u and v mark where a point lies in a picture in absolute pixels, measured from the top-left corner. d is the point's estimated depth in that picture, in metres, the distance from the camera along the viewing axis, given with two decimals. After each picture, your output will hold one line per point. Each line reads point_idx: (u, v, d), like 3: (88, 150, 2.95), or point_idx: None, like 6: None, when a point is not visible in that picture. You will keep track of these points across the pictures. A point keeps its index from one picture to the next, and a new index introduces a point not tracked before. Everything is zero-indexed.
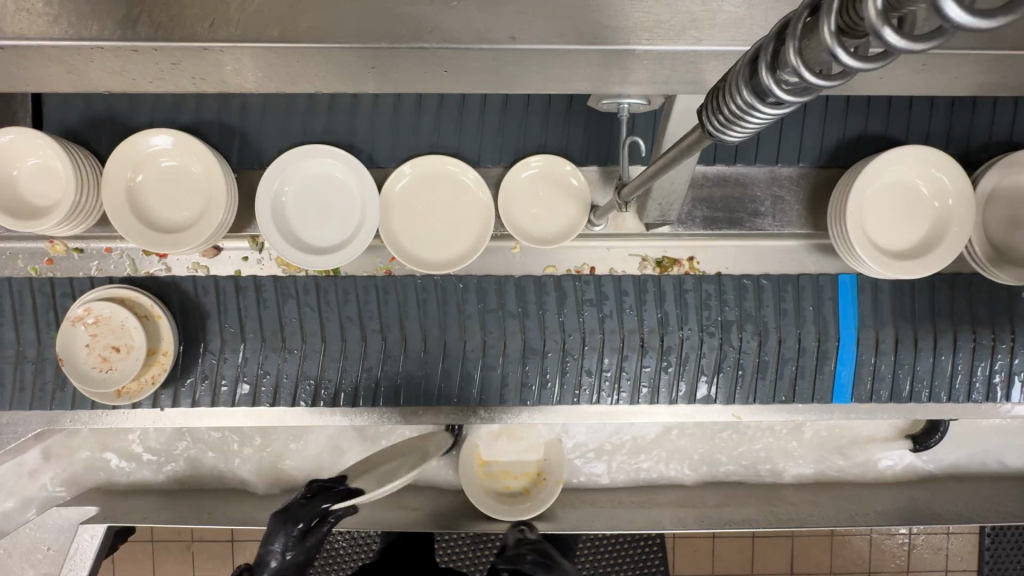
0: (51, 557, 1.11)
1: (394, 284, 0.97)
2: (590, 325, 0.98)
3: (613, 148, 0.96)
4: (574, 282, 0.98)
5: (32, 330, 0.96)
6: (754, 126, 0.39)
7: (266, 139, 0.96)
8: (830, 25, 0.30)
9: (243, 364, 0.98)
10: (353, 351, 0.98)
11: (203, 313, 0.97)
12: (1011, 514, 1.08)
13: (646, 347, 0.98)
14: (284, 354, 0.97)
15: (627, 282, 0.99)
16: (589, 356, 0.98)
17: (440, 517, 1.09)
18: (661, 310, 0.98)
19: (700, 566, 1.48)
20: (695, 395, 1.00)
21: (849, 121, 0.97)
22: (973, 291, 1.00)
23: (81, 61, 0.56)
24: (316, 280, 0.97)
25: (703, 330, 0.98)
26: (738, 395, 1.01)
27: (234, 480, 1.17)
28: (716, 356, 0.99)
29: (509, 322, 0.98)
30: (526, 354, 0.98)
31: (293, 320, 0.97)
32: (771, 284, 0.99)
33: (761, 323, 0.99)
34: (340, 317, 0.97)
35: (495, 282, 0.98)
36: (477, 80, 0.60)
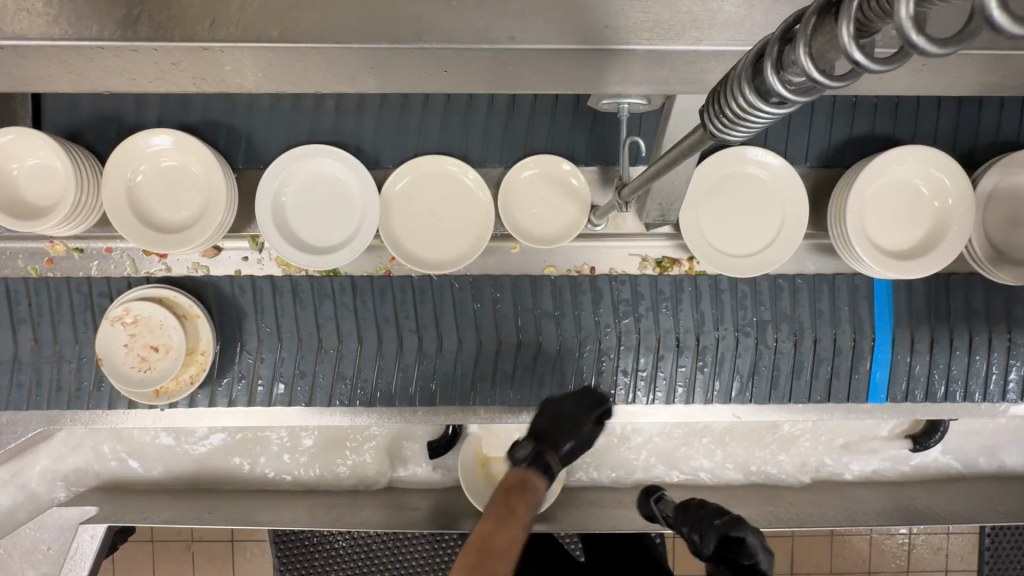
0: (51, 558, 1.12)
1: (430, 283, 0.97)
2: (625, 325, 0.98)
3: (612, 148, 0.96)
4: (609, 282, 0.98)
5: (71, 329, 0.97)
6: (755, 126, 0.39)
7: (265, 139, 0.96)
8: (847, 26, 0.30)
9: (281, 364, 0.98)
10: (389, 351, 0.98)
11: (240, 313, 0.97)
12: (1011, 513, 1.08)
13: (681, 346, 0.99)
14: (321, 354, 0.98)
15: (664, 283, 0.99)
16: (625, 355, 0.99)
17: (441, 517, 1.09)
18: (698, 312, 0.98)
19: (699, 566, 1.48)
20: (731, 396, 1.01)
21: (847, 121, 0.97)
22: (975, 291, 1.00)
23: (80, 61, 0.56)
24: (353, 280, 0.97)
25: (739, 330, 0.99)
26: (772, 395, 1.01)
27: (235, 479, 1.17)
28: (751, 356, 1.00)
29: (546, 322, 0.98)
30: (561, 354, 0.98)
31: (329, 321, 0.97)
32: (806, 284, 0.99)
33: (796, 324, 0.99)
34: (376, 317, 0.98)
35: (530, 282, 0.98)
36: (479, 79, 0.60)
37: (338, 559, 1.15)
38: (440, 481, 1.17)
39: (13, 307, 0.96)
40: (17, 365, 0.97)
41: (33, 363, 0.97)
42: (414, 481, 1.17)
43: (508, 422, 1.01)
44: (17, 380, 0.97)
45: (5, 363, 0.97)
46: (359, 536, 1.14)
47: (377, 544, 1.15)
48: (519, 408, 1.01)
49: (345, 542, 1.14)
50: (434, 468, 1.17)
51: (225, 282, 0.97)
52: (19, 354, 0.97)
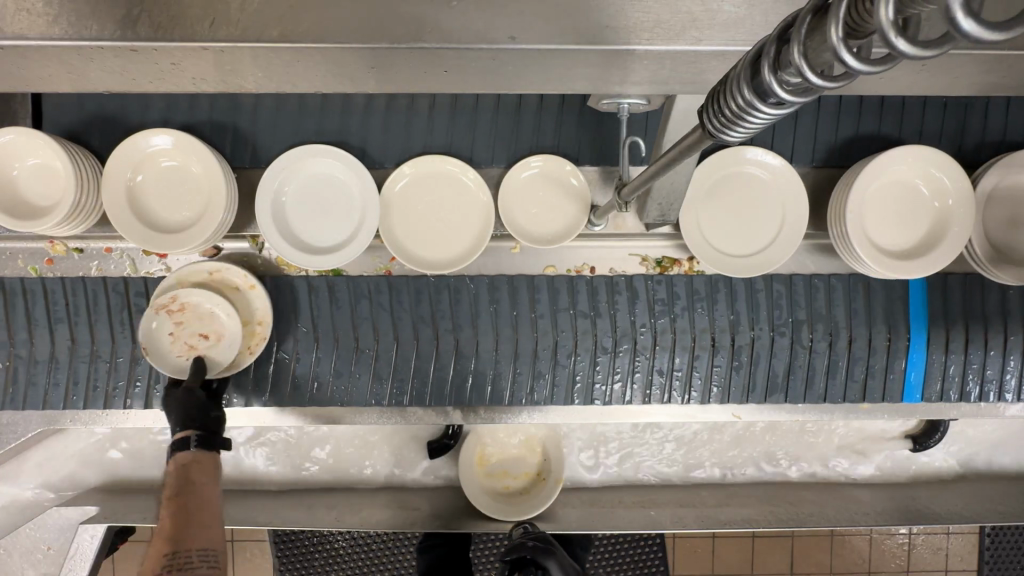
0: (51, 557, 1.13)
1: (469, 282, 0.97)
2: (661, 325, 0.98)
3: (611, 148, 0.96)
4: (646, 281, 0.98)
5: (107, 329, 0.96)
6: (755, 126, 0.39)
7: (265, 139, 0.96)
8: (837, 30, 0.30)
9: (316, 364, 0.97)
10: (425, 351, 0.97)
11: (275, 312, 0.97)
12: (1011, 514, 1.08)
13: (717, 346, 0.98)
14: (357, 354, 0.97)
15: (699, 282, 0.98)
16: (661, 354, 0.98)
17: (441, 517, 1.09)
18: (733, 311, 0.98)
19: (700, 566, 1.48)
20: (766, 395, 1.01)
21: (846, 121, 0.97)
22: (977, 291, 1.00)
23: (80, 61, 0.56)
24: (388, 279, 0.97)
25: (775, 330, 0.99)
26: (807, 396, 1.01)
27: (233, 480, 1.17)
28: (787, 357, 0.99)
29: (582, 322, 0.97)
30: (597, 353, 0.98)
31: (365, 321, 0.97)
32: (841, 284, 0.99)
33: (832, 323, 0.99)
34: (412, 317, 0.97)
35: (566, 281, 0.98)
36: (479, 80, 0.60)
37: (338, 559, 1.15)
38: (441, 482, 1.17)
39: (49, 306, 0.96)
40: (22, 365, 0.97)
41: (69, 363, 0.97)
42: (413, 481, 1.17)
43: (508, 422, 1.01)
44: (14, 380, 0.97)
45: (41, 362, 0.97)
46: (359, 536, 1.14)
47: (377, 544, 1.15)
48: (519, 408, 1.01)
49: (345, 541, 1.14)
50: (434, 469, 1.17)
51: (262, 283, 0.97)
52: (54, 353, 0.96)
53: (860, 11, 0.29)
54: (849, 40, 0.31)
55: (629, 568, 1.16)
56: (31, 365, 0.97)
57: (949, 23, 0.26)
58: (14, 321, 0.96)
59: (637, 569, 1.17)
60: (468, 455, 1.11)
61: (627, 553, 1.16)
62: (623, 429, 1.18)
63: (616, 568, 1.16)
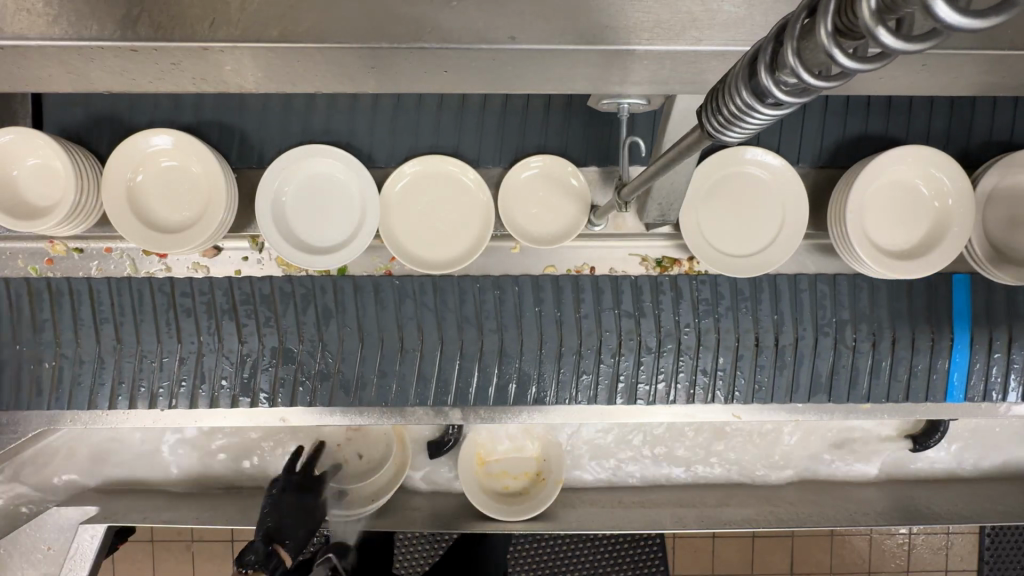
0: (51, 557, 1.14)
1: (513, 283, 0.97)
2: (705, 324, 0.98)
3: (611, 148, 0.96)
4: (690, 282, 0.98)
5: (153, 329, 0.96)
6: (754, 127, 0.39)
7: (265, 139, 0.96)
8: (827, 27, 0.30)
9: (361, 364, 0.97)
10: (470, 351, 0.97)
11: (320, 312, 0.96)
12: (1011, 513, 1.08)
13: (760, 345, 0.98)
14: (402, 355, 0.97)
15: (744, 283, 0.98)
16: (705, 353, 0.98)
17: (441, 518, 1.09)
18: (777, 311, 0.99)
19: (700, 565, 1.48)
20: (811, 395, 1.01)
21: (846, 121, 0.97)
22: (981, 291, 1.00)
23: (80, 61, 0.56)
24: (433, 280, 0.97)
25: (818, 330, 0.99)
26: (851, 396, 1.01)
27: (232, 479, 1.17)
28: (830, 357, 1.00)
29: (626, 321, 0.97)
30: (641, 353, 0.98)
31: (411, 321, 0.97)
32: (884, 285, 0.99)
33: (875, 323, 0.99)
34: (457, 318, 0.97)
35: (611, 282, 0.98)
36: (481, 81, 0.60)
37: None
38: (441, 482, 1.18)
39: (95, 308, 0.96)
40: (24, 367, 0.96)
41: (115, 362, 0.96)
42: (413, 482, 1.17)
43: (508, 422, 1.01)
44: (11, 381, 0.97)
45: (87, 363, 0.96)
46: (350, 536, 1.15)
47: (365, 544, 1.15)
48: (519, 409, 1.01)
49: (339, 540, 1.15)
50: (434, 469, 1.17)
51: (307, 282, 0.96)
52: (101, 354, 0.96)
53: (850, 8, 0.29)
54: (841, 39, 0.31)
55: (629, 568, 1.16)
56: (76, 365, 0.96)
57: (927, 13, 0.26)
58: (61, 322, 0.96)
59: (638, 569, 1.16)
60: (468, 455, 1.12)
61: (627, 554, 1.16)
62: (623, 430, 1.18)
63: (616, 567, 1.16)
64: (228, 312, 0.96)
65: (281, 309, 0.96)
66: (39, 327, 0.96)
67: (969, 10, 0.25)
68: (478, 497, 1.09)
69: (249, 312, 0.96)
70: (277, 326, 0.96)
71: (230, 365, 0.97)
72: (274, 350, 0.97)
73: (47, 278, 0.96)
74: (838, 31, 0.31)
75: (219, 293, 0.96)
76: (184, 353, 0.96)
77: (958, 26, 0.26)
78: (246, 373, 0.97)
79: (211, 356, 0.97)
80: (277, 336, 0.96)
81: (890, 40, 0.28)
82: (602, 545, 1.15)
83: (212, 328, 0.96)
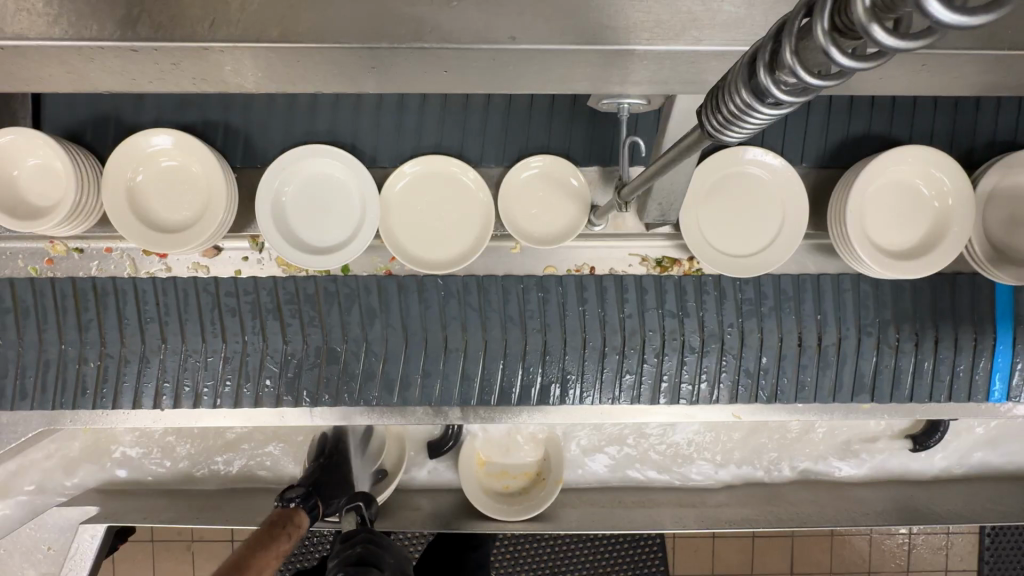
0: (51, 557, 1.16)
1: (558, 283, 0.98)
2: (748, 325, 0.98)
3: (611, 147, 0.96)
4: (734, 282, 0.98)
5: (197, 327, 0.96)
6: (753, 126, 0.39)
7: (265, 139, 0.96)
8: (824, 25, 0.30)
9: (405, 364, 0.97)
10: (514, 351, 0.97)
11: (365, 312, 0.97)
12: (1012, 513, 1.08)
13: (803, 345, 0.99)
14: (446, 355, 0.97)
15: (787, 282, 0.99)
16: (748, 353, 0.98)
17: (441, 517, 1.09)
18: (820, 311, 0.99)
19: (700, 565, 1.49)
20: (853, 395, 1.01)
21: (844, 121, 0.98)
22: (982, 291, 1.00)
23: (80, 61, 0.56)
24: (477, 280, 0.97)
25: (861, 330, 0.99)
26: (895, 396, 1.01)
27: (232, 479, 1.17)
28: (873, 358, 1.00)
29: (670, 321, 0.98)
30: (684, 353, 0.98)
31: (455, 321, 0.97)
32: (927, 284, 0.99)
33: (918, 323, 0.99)
34: (502, 317, 0.97)
35: (654, 281, 0.98)
36: (481, 80, 0.60)
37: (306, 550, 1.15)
38: (441, 482, 1.17)
39: (140, 307, 0.96)
40: (24, 366, 0.96)
41: (159, 358, 0.96)
42: (413, 482, 1.17)
43: (508, 422, 1.01)
44: (11, 381, 0.96)
45: (132, 362, 0.96)
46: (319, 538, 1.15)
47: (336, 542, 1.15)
48: (518, 408, 1.01)
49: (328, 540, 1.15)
50: (434, 469, 1.17)
51: (351, 282, 0.97)
52: (146, 351, 0.96)
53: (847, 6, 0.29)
54: (839, 38, 0.31)
55: (629, 568, 1.16)
56: (121, 364, 0.96)
57: (921, 10, 0.26)
58: (105, 320, 0.96)
59: (638, 569, 1.17)
60: (468, 455, 1.12)
61: (627, 553, 1.16)
62: (623, 429, 1.18)
63: (615, 567, 1.16)
64: (272, 312, 0.96)
65: (325, 308, 0.97)
66: (84, 327, 0.96)
67: (964, 7, 0.25)
68: (478, 497, 1.09)
69: (293, 312, 0.96)
70: (321, 325, 0.97)
71: (275, 365, 0.97)
72: (318, 349, 0.97)
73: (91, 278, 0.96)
74: (836, 30, 0.31)
75: (264, 293, 0.96)
76: (228, 352, 0.97)
77: (952, 24, 0.26)
78: (290, 373, 0.97)
79: (254, 355, 0.97)
80: (322, 336, 0.96)
81: (885, 38, 0.28)
82: (602, 545, 1.15)
83: (255, 327, 0.97)
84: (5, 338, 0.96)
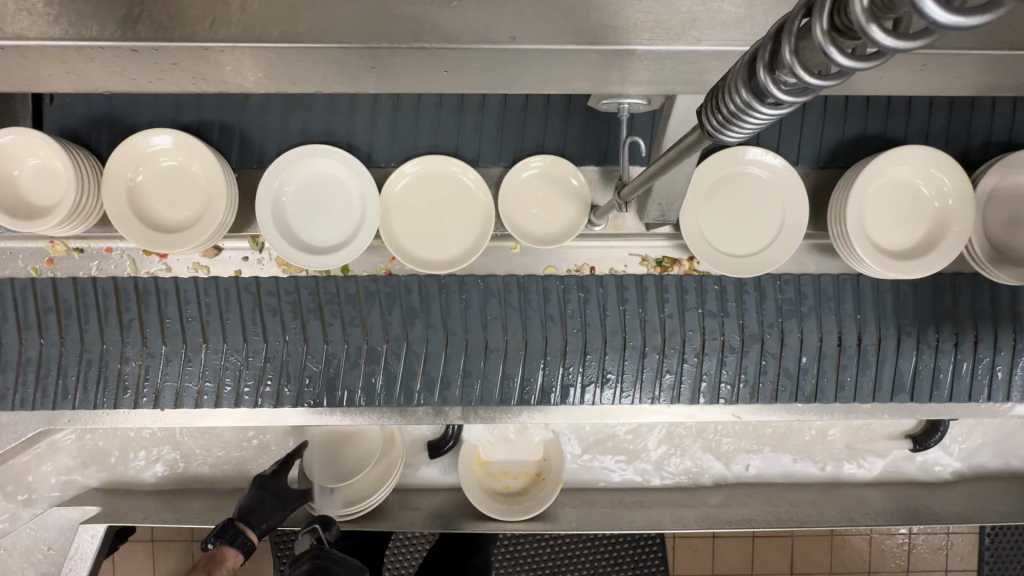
0: (51, 558, 1.17)
1: (598, 283, 0.98)
2: (788, 325, 0.98)
3: (611, 148, 0.96)
4: (774, 281, 0.99)
5: (239, 326, 0.96)
6: (753, 126, 0.39)
7: (264, 139, 0.96)
8: (823, 25, 0.30)
9: (445, 365, 0.97)
10: (555, 350, 0.97)
11: (406, 312, 0.97)
12: (1012, 513, 1.08)
13: (843, 346, 0.99)
14: (486, 355, 0.97)
15: (827, 282, 0.99)
16: (788, 353, 0.99)
17: (441, 517, 1.09)
18: (860, 311, 0.99)
19: (701, 566, 1.49)
20: (892, 395, 1.01)
21: (842, 122, 0.97)
22: (984, 291, 1.00)
23: (81, 60, 0.56)
24: (518, 280, 0.98)
25: (901, 330, 0.99)
26: (934, 396, 1.02)
27: (231, 479, 1.17)
28: (913, 358, 1.00)
29: (710, 321, 0.98)
30: (724, 353, 0.98)
31: (497, 319, 0.97)
32: (968, 283, 0.99)
33: (957, 323, 0.99)
34: (542, 317, 0.97)
35: (695, 282, 0.98)
36: (480, 80, 0.60)
37: None
38: (441, 482, 1.17)
39: (182, 306, 0.96)
40: (24, 366, 0.96)
41: (201, 358, 0.97)
42: (412, 482, 1.17)
43: (508, 422, 1.01)
44: (9, 383, 0.96)
45: (174, 360, 0.96)
46: None
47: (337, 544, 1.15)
48: (518, 408, 1.01)
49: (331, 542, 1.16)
50: (433, 469, 1.17)
51: (392, 282, 0.97)
52: (188, 351, 0.96)
53: (845, 6, 0.29)
54: (839, 38, 0.31)
55: (629, 568, 1.16)
56: (164, 364, 0.96)
57: (917, 10, 0.26)
58: (147, 320, 0.96)
59: (639, 569, 1.16)
60: (468, 454, 1.12)
61: (627, 553, 1.16)
62: (623, 429, 1.18)
63: (615, 567, 1.16)
64: (313, 311, 0.97)
65: (366, 309, 0.97)
66: (125, 327, 0.96)
67: (960, 8, 0.25)
68: (478, 499, 1.09)
69: (334, 312, 0.97)
70: (363, 325, 0.97)
71: (316, 364, 0.97)
72: (359, 349, 0.97)
73: (134, 277, 0.96)
74: (836, 29, 0.31)
75: (305, 293, 0.97)
76: (271, 351, 0.97)
77: (948, 24, 0.26)
78: (331, 373, 0.97)
79: (296, 356, 0.97)
80: (363, 336, 0.97)
81: (884, 37, 0.28)
82: (603, 545, 1.16)
83: (297, 327, 0.97)
84: (47, 338, 0.96)
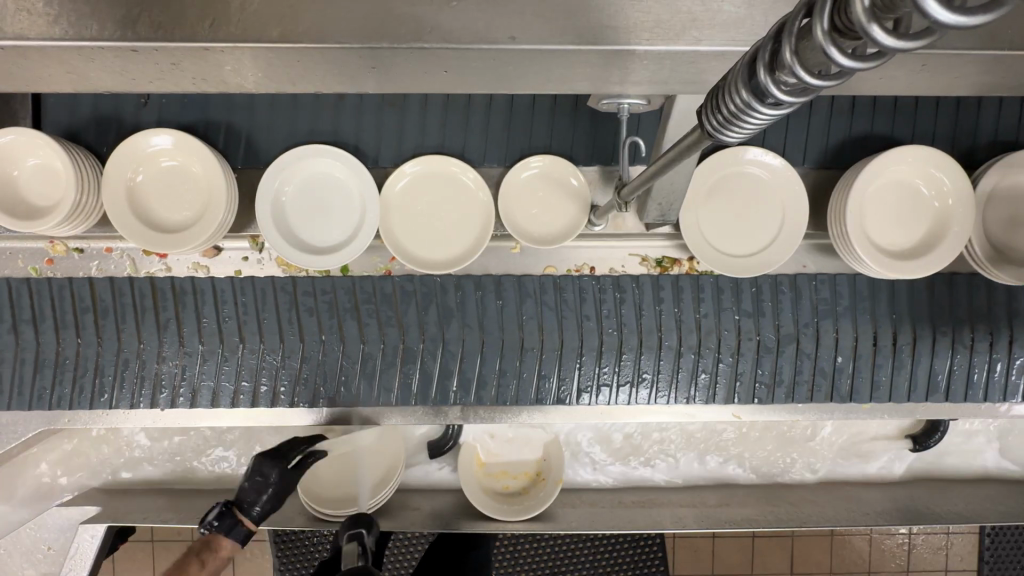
0: (51, 557, 1.16)
1: (634, 283, 0.98)
2: (824, 324, 0.98)
3: (610, 147, 0.96)
4: (810, 282, 0.99)
5: (276, 326, 0.96)
6: (754, 126, 0.39)
7: (264, 139, 0.96)
8: (824, 26, 0.30)
9: (482, 365, 0.97)
10: (591, 349, 0.97)
11: (442, 312, 0.97)
12: (1013, 513, 1.08)
13: (879, 346, 0.99)
14: (523, 354, 0.97)
15: (863, 282, 0.99)
16: (823, 353, 0.99)
17: (440, 517, 1.09)
18: (894, 311, 0.99)
19: (700, 566, 1.49)
20: (928, 395, 1.01)
21: (841, 121, 0.97)
22: (988, 292, 0.99)
23: (80, 60, 0.56)
24: (555, 280, 0.98)
25: (936, 330, 0.99)
26: (968, 397, 1.02)
27: (230, 479, 1.17)
28: (948, 358, 1.00)
29: (745, 321, 0.98)
30: (759, 353, 0.98)
31: (533, 319, 0.97)
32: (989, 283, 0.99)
33: (992, 322, 0.99)
34: (578, 317, 0.97)
35: (732, 282, 0.98)
36: (480, 80, 0.60)
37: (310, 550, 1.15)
38: (441, 482, 1.17)
39: (219, 306, 0.96)
40: (24, 366, 0.96)
41: (238, 357, 0.97)
42: (411, 481, 1.17)
43: (509, 422, 1.01)
44: (9, 382, 0.96)
45: (211, 359, 0.97)
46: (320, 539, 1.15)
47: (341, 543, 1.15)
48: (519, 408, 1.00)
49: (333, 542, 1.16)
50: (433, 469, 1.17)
51: (429, 282, 0.97)
52: (225, 351, 0.96)
53: (845, 7, 0.29)
54: (839, 38, 0.31)
55: (629, 568, 1.16)
56: (200, 363, 0.97)
57: (917, 10, 0.26)
58: (184, 319, 0.96)
59: (638, 569, 1.16)
60: (467, 455, 1.12)
61: (626, 553, 1.16)
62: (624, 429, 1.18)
63: (615, 567, 1.16)
64: (350, 311, 0.97)
65: (403, 309, 0.97)
66: (163, 326, 0.96)
67: (962, 8, 0.25)
68: (478, 500, 1.09)
69: (371, 312, 0.97)
70: (400, 325, 0.97)
71: (353, 364, 0.97)
72: (396, 349, 0.97)
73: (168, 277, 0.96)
74: (835, 30, 0.31)
75: (341, 293, 0.97)
76: (307, 351, 0.97)
77: (950, 23, 0.26)
78: (367, 372, 0.97)
79: (333, 356, 0.97)
80: (399, 335, 0.97)
81: (885, 37, 0.28)
82: (602, 545, 1.16)
83: (333, 327, 0.97)
84: (85, 337, 0.96)
